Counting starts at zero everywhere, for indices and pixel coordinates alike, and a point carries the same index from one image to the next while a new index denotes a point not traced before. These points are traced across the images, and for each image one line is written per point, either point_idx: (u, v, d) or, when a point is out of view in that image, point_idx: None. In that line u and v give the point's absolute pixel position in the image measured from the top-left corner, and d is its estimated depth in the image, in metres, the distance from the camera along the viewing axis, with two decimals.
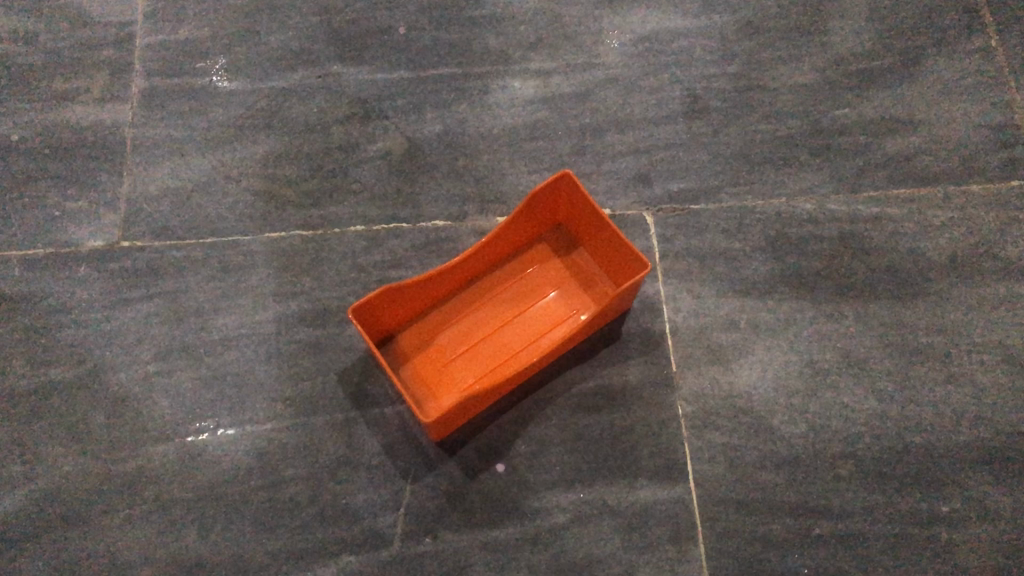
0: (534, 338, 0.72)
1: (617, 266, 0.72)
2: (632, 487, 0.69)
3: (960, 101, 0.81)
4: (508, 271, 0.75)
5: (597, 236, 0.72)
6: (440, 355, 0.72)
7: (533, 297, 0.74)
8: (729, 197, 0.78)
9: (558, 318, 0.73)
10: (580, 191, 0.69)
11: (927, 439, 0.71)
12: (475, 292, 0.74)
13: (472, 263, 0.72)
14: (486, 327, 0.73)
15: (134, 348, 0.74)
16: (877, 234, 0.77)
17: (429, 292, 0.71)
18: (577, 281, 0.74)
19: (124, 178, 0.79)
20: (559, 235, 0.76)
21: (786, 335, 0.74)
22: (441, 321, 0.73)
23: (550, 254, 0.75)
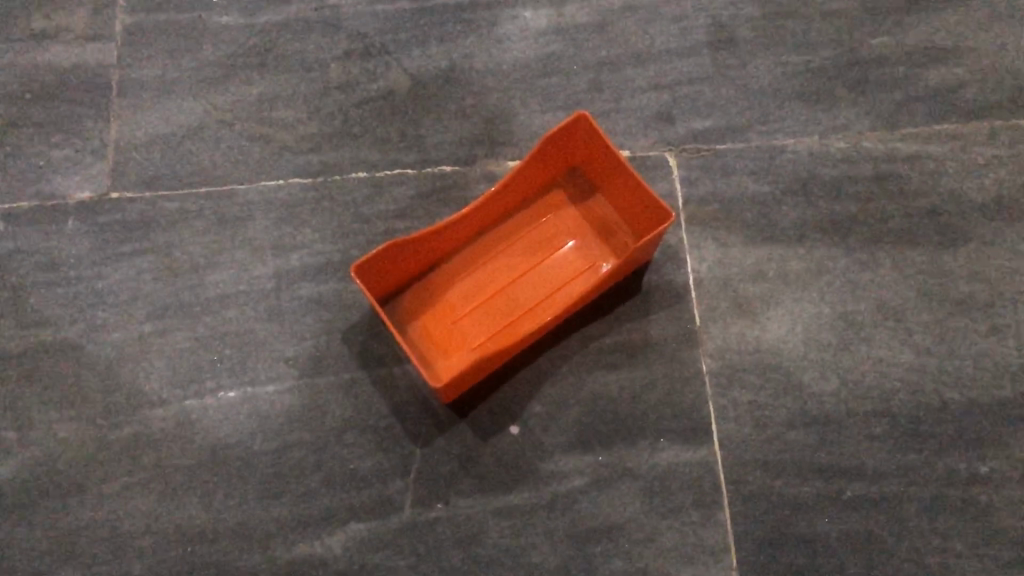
0: (550, 292, 0.68)
1: (638, 214, 0.67)
2: (654, 449, 0.66)
3: (1009, 26, 0.75)
4: (521, 220, 0.70)
5: (617, 182, 0.66)
6: (451, 312, 0.68)
7: (548, 248, 0.69)
8: (758, 136, 0.72)
9: (575, 270, 0.69)
10: (598, 136, 0.64)
11: (967, 395, 0.67)
12: (487, 243, 0.70)
13: (481, 213, 0.67)
14: (499, 282, 0.69)
15: (127, 307, 0.70)
16: (917, 174, 0.71)
17: (437, 245, 0.67)
18: (595, 230, 0.69)
19: (111, 124, 0.74)
20: (577, 180, 0.70)
21: (818, 285, 0.69)
22: (451, 274, 0.69)
23: (567, 201, 0.70)
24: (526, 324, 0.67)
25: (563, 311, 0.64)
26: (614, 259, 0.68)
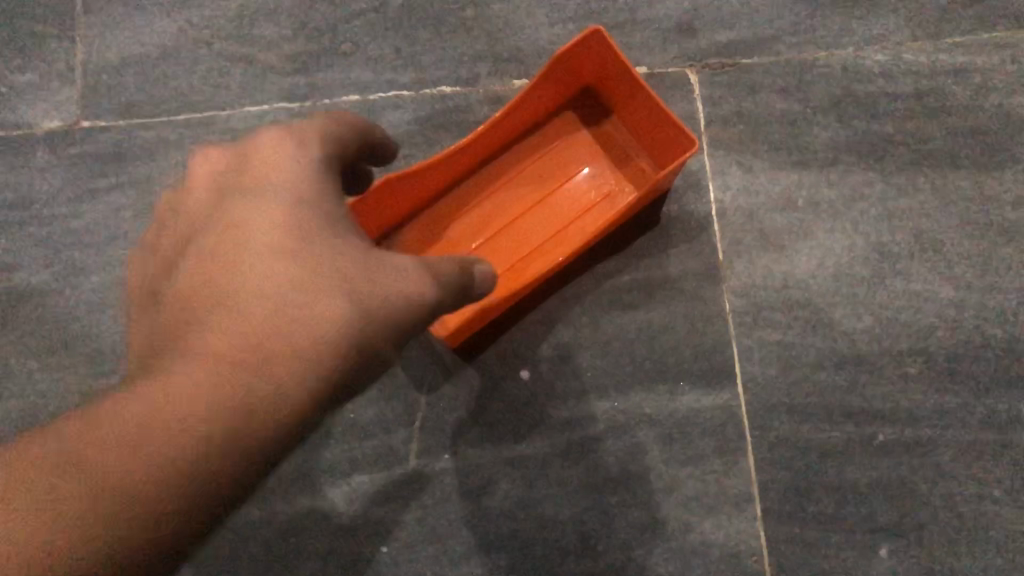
0: (561, 227, 0.63)
1: (657, 142, 0.61)
2: (672, 394, 0.62)
3: None
4: (528, 149, 0.64)
5: (634, 106, 0.60)
6: (454, 249, 0.63)
7: (558, 179, 0.64)
8: (786, 49, 0.66)
9: (589, 203, 0.63)
10: (612, 54, 0.57)
11: (1010, 332, 0.62)
12: (492, 174, 0.64)
13: (483, 143, 0.62)
14: (506, 216, 0.63)
15: (107, 247, 0.66)
16: (961, 90, 0.65)
17: (438, 177, 0.61)
18: (609, 158, 0.64)
19: (79, 46, 0.68)
20: (588, 103, 0.64)
21: (850, 215, 0.64)
22: (454, 208, 0.64)
23: (579, 127, 0.64)
24: (535, 264, 0.62)
25: (575, 250, 0.59)
26: (631, 191, 0.63)
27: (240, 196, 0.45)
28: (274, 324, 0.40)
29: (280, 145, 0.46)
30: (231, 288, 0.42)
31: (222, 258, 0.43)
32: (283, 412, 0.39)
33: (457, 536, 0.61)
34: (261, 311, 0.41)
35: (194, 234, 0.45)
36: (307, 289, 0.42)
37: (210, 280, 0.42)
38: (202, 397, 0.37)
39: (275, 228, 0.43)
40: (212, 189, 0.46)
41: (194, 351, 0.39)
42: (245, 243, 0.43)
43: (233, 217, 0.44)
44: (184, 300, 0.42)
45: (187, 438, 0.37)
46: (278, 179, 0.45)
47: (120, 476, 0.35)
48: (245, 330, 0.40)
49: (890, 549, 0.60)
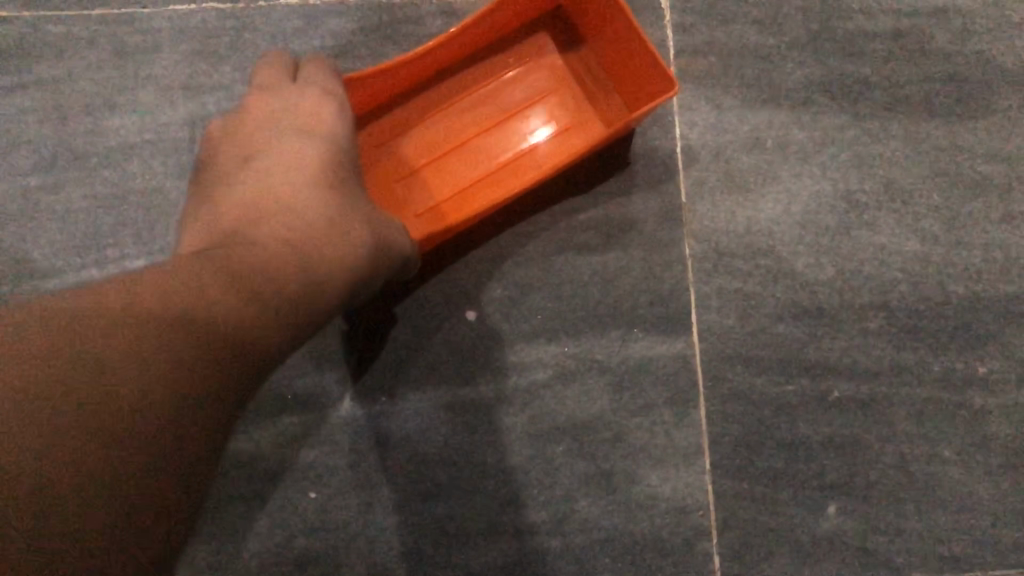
0: (518, 156, 0.58)
1: (630, 76, 0.55)
2: (626, 340, 0.59)
3: None
4: (486, 66, 0.59)
5: (611, 36, 0.55)
6: (401, 166, 0.58)
7: (516, 106, 0.59)
8: None
9: (546, 137, 0.58)
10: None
11: (972, 288, 0.60)
12: (449, 88, 0.59)
13: (440, 56, 0.56)
14: (460, 137, 0.58)
15: (10, 155, 0.59)
16: (941, 33, 0.61)
17: (391, 84, 0.55)
18: (574, 87, 0.58)
19: None
20: (559, 21, 0.59)
21: (820, 159, 0.61)
22: (404, 121, 0.58)
23: (546, 47, 0.59)
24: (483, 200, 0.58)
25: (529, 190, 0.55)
26: (595, 127, 0.58)
27: (294, 126, 0.49)
28: (321, 232, 0.43)
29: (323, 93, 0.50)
30: (288, 193, 0.45)
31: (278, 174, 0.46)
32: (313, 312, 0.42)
33: (393, 481, 0.58)
34: (313, 224, 0.44)
35: (223, 141, 0.50)
36: (344, 222, 0.45)
37: (269, 183, 0.46)
38: (269, 282, 0.39)
39: (325, 160, 0.47)
40: (265, 109, 0.50)
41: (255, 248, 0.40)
42: (302, 162, 0.47)
43: (287, 138, 0.48)
44: (246, 202, 0.45)
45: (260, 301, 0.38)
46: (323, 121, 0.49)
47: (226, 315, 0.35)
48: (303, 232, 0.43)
49: (838, 507, 0.59)
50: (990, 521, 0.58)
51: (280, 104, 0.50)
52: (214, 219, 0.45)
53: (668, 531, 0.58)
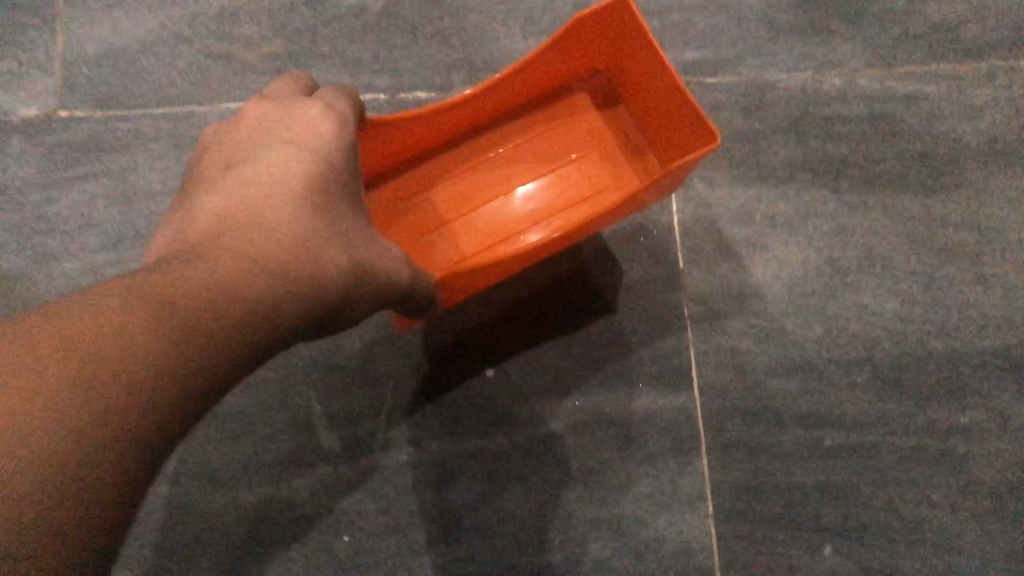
0: (546, 212, 0.61)
1: (662, 138, 0.58)
2: (632, 394, 0.64)
3: None
4: (525, 126, 0.63)
5: (645, 98, 0.58)
6: (433, 216, 0.61)
7: (544, 165, 0.62)
8: (749, 70, 0.69)
9: (577, 196, 0.61)
10: (621, 34, 0.55)
11: (950, 344, 0.65)
12: (485, 144, 0.63)
13: (475, 111, 0.59)
14: (492, 191, 0.62)
15: (78, 235, 0.66)
16: (911, 117, 0.68)
17: (430, 132, 0.59)
18: (603, 152, 0.62)
19: (58, 35, 0.70)
20: (596, 93, 0.63)
21: (805, 229, 0.67)
22: (441, 172, 0.63)
23: (582, 114, 0.63)
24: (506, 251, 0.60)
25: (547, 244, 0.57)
26: (625, 186, 0.61)
27: (283, 135, 0.43)
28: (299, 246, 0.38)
29: (327, 108, 0.45)
30: (262, 207, 0.39)
31: (257, 181, 0.40)
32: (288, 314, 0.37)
33: (419, 526, 0.63)
34: (289, 237, 0.38)
35: (210, 139, 0.45)
36: (330, 234, 0.40)
37: (244, 197, 0.39)
38: (240, 285, 0.35)
39: (317, 172, 0.42)
40: (255, 117, 0.44)
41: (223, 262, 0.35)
42: (287, 175, 0.41)
43: (277, 146, 0.42)
44: (209, 223, 0.38)
45: (251, 291, 0.35)
46: (318, 131, 0.43)
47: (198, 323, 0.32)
48: (280, 247, 0.38)
49: (834, 548, 0.63)
50: (979, 561, 0.62)
51: (272, 112, 0.44)
52: (179, 231, 0.39)
53: (674, 571, 0.62)
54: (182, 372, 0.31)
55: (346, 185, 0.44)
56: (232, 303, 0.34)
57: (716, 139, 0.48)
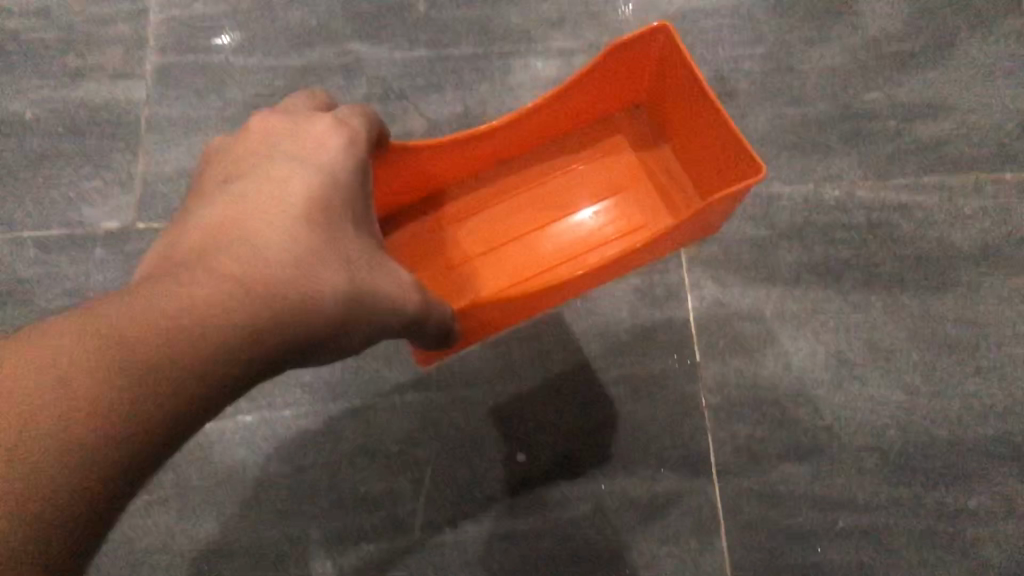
0: (586, 241, 0.67)
1: (699, 170, 0.63)
2: (655, 478, 0.69)
3: (994, 85, 0.77)
4: (570, 158, 0.69)
5: (684, 134, 0.63)
6: (479, 242, 0.67)
7: (587, 198, 0.68)
8: (756, 183, 0.76)
9: (615, 226, 0.67)
10: (665, 66, 0.60)
11: (954, 432, 0.70)
12: (533, 173, 0.69)
13: (522, 137, 0.65)
14: (537, 220, 0.68)
15: None
16: (906, 224, 0.74)
17: (480, 155, 0.65)
18: (638, 180, 0.67)
19: (139, 158, 0.79)
20: (633, 121, 0.68)
21: (813, 325, 0.73)
22: (489, 198, 0.68)
23: (620, 142, 0.68)
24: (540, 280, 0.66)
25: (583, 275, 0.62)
26: (662, 219, 0.65)
27: (290, 155, 0.46)
28: (298, 263, 0.40)
29: (336, 125, 0.49)
30: (267, 218, 0.41)
31: (265, 192, 0.43)
32: (285, 339, 0.38)
33: None
34: (292, 251, 0.40)
35: (217, 154, 0.48)
36: (326, 258, 0.42)
37: (252, 202, 0.42)
38: (238, 297, 0.36)
39: (319, 191, 0.45)
40: (263, 133, 0.48)
41: (227, 263, 0.38)
42: (290, 192, 0.43)
43: (283, 164, 0.45)
44: (218, 220, 0.41)
45: (247, 302, 0.36)
46: (323, 149, 0.47)
47: (188, 334, 0.33)
48: (282, 257, 0.40)
49: None
50: None
51: (281, 130, 0.48)
52: (176, 239, 0.40)
53: None
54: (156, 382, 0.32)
55: (347, 204, 0.46)
56: (226, 318, 0.35)
57: (754, 167, 0.52)
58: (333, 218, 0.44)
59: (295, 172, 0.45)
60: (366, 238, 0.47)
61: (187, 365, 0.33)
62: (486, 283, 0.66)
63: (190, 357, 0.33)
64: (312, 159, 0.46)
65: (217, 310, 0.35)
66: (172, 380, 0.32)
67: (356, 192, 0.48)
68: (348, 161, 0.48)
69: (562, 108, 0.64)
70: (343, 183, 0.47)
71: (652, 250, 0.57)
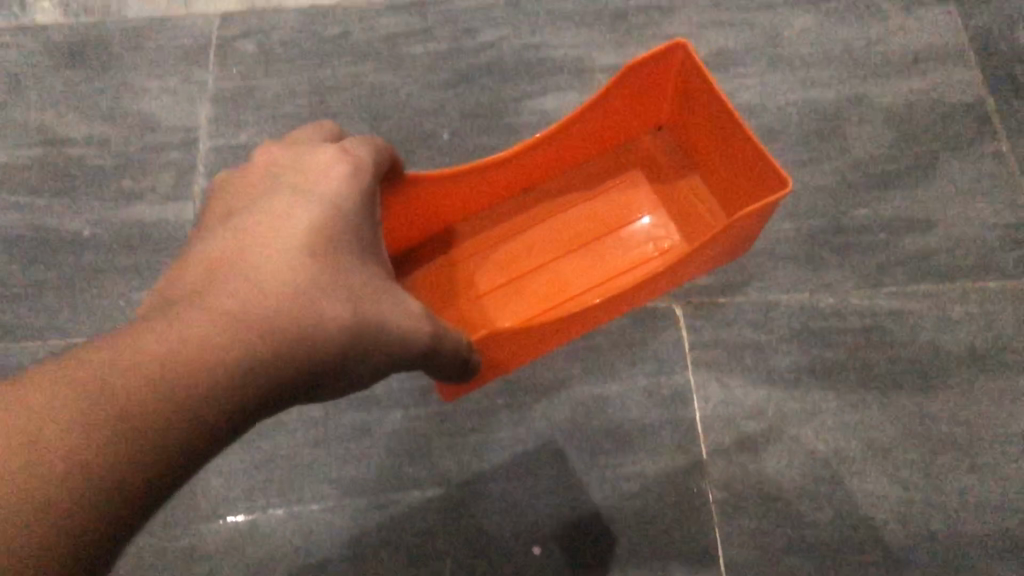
0: (621, 258, 0.79)
1: (726, 193, 0.76)
2: (666, 568, 0.74)
3: (975, 202, 0.83)
4: (611, 186, 0.81)
5: (713, 164, 0.76)
6: (527, 260, 0.80)
7: (622, 222, 0.80)
8: (755, 292, 0.81)
9: (647, 242, 0.79)
10: (688, 89, 0.73)
11: (952, 527, 0.73)
12: (577, 198, 0.81)
13: (566, 153, 0.78)
14: (578, 239, 0.80)
15: None
16: (898, 329, 0.79)
17: (531, 170, 0.78)
18: (670, 190, 0.80)
19: None
20: (660, 139, 0.82)
21: (812, 423, 0.77)
22: (535, 219, 0.81)
23: (650, 158, 0.82)
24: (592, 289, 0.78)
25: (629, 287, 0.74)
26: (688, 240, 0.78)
27: (300, 188, 0.55)
28: (304, 293, 0.48)
29: (343, 155, 0.59)
30: (276, 249, 0.50)
31: (272, 224, 0.52)
32: (289, 364, 0.46)
33: None
34: (296, 282, 0.48)
35: (235, 179, 0.57)
36: (329, 289, 0.50)
37: (259, 231, 0.51)
38: (241, 330, 0.43)
39: (328, 220, 0.54)
40: (276, 168, 0.57)
41: (236, 294, 0.45)
42: (304, 222, 0.52)
43: (295, 196, 0.54)
44: (243, 245, 0.49)
45: (249, 331, 0.44)
46: (325, 184, 0.56)
47: (188, 367, 0.40)
48: (287, 288, 0.48)
49: None
50: None
51: (294, 166, 0.57)
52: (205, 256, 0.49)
53: None
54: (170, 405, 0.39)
55: (355, 233, 0.55)
56: (240, 342, 0.43)
57: (781, 186, 0.64)
58: (342, 250, 0.53)
59: (307, 203, 0.54)
60: (374, 264, 0.56)
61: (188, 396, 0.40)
62: (544, 293, 0.78)
63: (191, 387, 0.40)
64: (321, 190, 0.55)
65: (220, 344, 0.42)
66: (173, 411, 0.39)
67: (363, 221, 0.57)
68: (359, 195, 0.57)
69: (599, 125, 0.77)
70: (350, 212, 0.56)
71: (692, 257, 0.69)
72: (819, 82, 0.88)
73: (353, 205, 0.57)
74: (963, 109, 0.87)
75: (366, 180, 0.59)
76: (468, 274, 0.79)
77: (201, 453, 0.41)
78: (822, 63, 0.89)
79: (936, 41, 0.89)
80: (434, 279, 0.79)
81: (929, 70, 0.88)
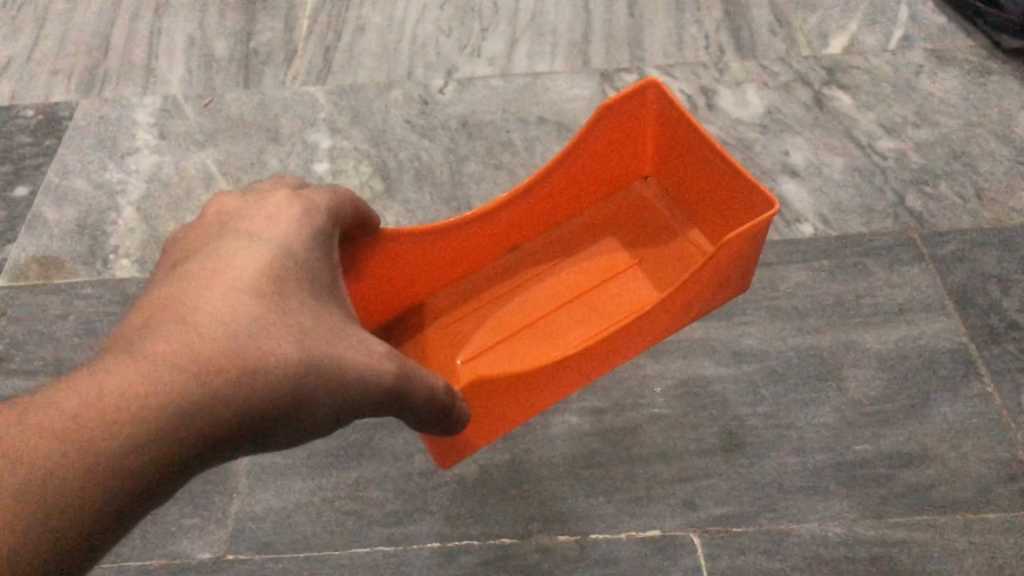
0: (625, 297, 0.95)
1: (713, 227, 0.94)
2: None
3: (969, 438, 0.90)
4: (613, 239, 1.00)
5: (697, 202, 0.94)
6: (544, 309, 0.96)
7: (623, 267, 0.97)
8: (768, 521, 0.86)
9: (648, 281, 0.96)
10: (663, 130, 0.94)
11: None
12: (583, 251, 1.00)
13: (568, 197, 0.98)
14: (587, 284, 0.97)
15: None
16: (906, 557, 0.84)
17: (541, 213, 0.98)
18: (663, 227, 0.99)
19: (233, 498, 0.92)
20: (648, 186, 1.02)
21: None
22: (549, 270, 0.99)
23: (643, 204, 1.01)
24: (608, 314, 0.95)
25: (639, 313, 0.91)
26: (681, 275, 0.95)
27: (254, 229, 0.62)
28: (245, 330, 0.52)
29: (297, 201, 0.66)
30: (219, 290, 0.54)
31: (220, 269, 0.56)
32: (227, 403, 0.50)
33: None
34: (236, 320, 0.52)
35: (198, 220, 0.63)
36: (277, 330, 0.54)
37: (206, 274, 0.55)
38: (164, 372, 0.47)
39: (278, 255, 0.59)
40: (231, 212, 0.64)
41: (170, 335, 0.49)
42: (260, 255, 0.58)
43: (248, 236, 0.60)
44: (198, 277, 0.55)
45: (176, 375, 0.47)
46: (277, 231, 0.62)
47: (103, 418, 0.44)
48: (225, 325, 0.52)
49: None
50: None
51: (253, 210, 0.64)
52: (167, 283, 0.54)
53: None
54: (112, 437, 0.44)
55: (312, 273, 0.61)
56: (181, 373, 0.48)
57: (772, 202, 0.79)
58: (296, 287, 0.58)
59: (264, 240, 0.60)
60: (331, 302, 0.62)
61: (101, 449, 0.44)
62: (567, 319, 0.95)
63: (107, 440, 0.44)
64: (272, 231, 0.62)
65: (138, 393, 0.46)
66: (94, 459, 0.43)
67: (319, 263, 0.63)
68: (312, 236, 0.64)
69: (594, 168, 0.97)
70: (305, 252, 0.62)
71: (690, 293, 0.84)
72: (814, 329, 0.98)
73: (306, 244, 0.63)
74: (950, 354, 0.95)
75: (319, 225, 0.66)
76: (500, 309, 0.97)
77: (139, 499, 0.46)
78: (817, 312, 0.99)
79: (919, 295, 1.00)
80: (473, 316, 0.96)
81: (914, 319, 0.98)
